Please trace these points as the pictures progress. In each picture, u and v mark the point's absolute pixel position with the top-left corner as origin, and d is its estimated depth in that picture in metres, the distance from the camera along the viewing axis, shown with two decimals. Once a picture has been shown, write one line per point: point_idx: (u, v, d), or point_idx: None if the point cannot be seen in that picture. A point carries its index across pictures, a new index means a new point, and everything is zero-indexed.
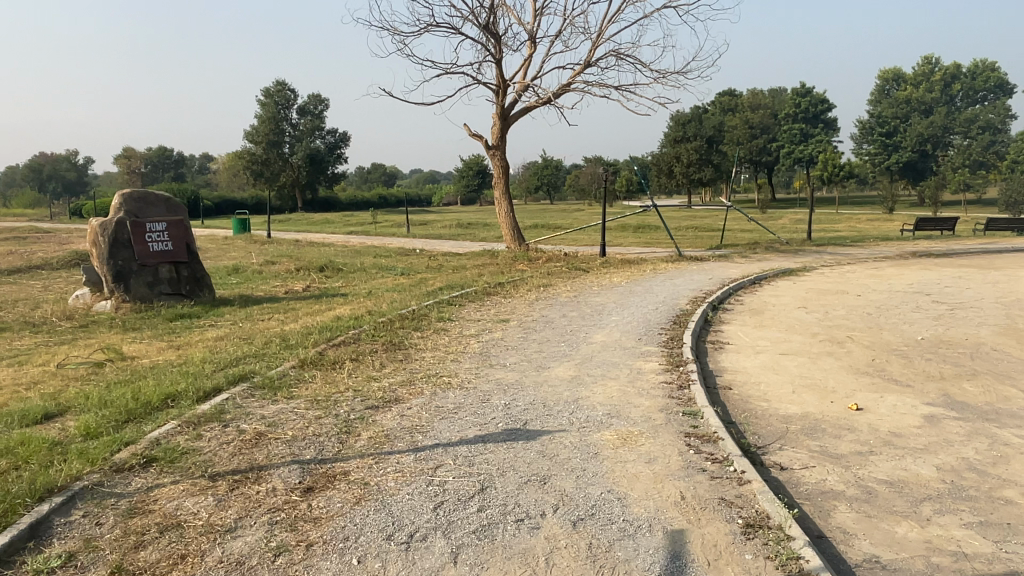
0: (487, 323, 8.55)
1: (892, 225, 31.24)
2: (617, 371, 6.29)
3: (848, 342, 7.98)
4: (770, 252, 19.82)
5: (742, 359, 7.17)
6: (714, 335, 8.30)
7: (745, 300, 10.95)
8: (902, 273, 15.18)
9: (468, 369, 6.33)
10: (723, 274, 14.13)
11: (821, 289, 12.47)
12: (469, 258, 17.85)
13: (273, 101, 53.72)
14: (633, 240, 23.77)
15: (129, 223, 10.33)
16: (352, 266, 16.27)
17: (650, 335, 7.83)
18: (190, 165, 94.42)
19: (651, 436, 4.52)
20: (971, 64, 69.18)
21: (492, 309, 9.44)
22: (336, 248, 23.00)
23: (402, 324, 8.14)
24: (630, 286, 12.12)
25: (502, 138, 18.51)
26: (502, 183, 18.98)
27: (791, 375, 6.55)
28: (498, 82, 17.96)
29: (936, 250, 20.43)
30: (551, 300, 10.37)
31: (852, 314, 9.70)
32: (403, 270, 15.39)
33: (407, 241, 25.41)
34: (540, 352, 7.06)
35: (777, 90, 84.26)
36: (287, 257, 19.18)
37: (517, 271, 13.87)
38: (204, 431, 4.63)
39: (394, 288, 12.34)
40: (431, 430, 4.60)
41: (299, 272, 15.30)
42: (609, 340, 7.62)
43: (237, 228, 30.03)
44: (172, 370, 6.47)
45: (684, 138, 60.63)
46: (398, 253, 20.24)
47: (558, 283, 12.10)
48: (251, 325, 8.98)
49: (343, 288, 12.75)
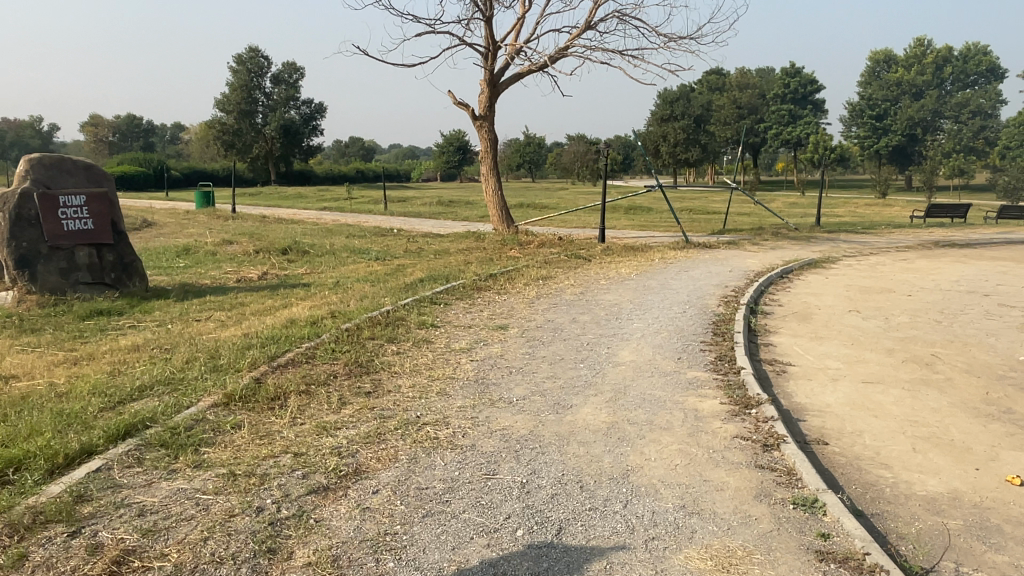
0: (481, 332, 6.73)
1: (895, 211, 29.69)
2: (669, 416, 4.55)
3: (939, 364, 6.31)
4: (779, 239, 18.12)
5: (820, 392, 5.46)
6: (770, 351, 6.58)
7: (782, 300, 9.28)
8: (936, 266, 13.55)
9: (462, 410, 4.55)
10: (744, 266, 12.43)
11: (862, 286, 10.79)
12: (452, 241, 16.03)
13: (246, 68, 51.21)
14: (629, 223, 22.04)
15: (36, 195, 8.38)
16: (321, 248, 14.34)
17: (693, 354, 6.08)
18: (158, 134, 90.95)
19: (768, 564, 2.79)
20: (963, 47, 67.51)
21: (485, 311, 7.68)
22: (306, 226, 20.99)
23: (372, 333, 6.30)
24: (643, 280, 10.34)
25: (490, 106, 16.59)
26: (490, 159, 17.12)
27: (895, 421, 4.87)
28: (487, 44, 16.03)
29: (955, 240, 18.91)
30: (555, 298, 8.59)
31: (919, 322, 8.06)
32: (379, 255, 13.48)
33: (384, 220, 23.44)
34: (555, 381, 5.29)
35: (764, 71, 82.86)
36: (248, 236, 17.17)
37: (510, 259, 12.09)
38: (31, 549, 2.79)
39: (366, 278, 10.45)
40: (409, 549, 2.82)
41: (259, 254, 13.38)
42: (642, 360, 5.87)
43: (199, 201, 27.75)
44: (44, 406, 4.59)
45: (671, 116, 59.05)
46: (373, 233, 18.32)
47: (559, 276, 10.29)
48: (181, 328, 7.11)
49: (307, 276, 10.85)
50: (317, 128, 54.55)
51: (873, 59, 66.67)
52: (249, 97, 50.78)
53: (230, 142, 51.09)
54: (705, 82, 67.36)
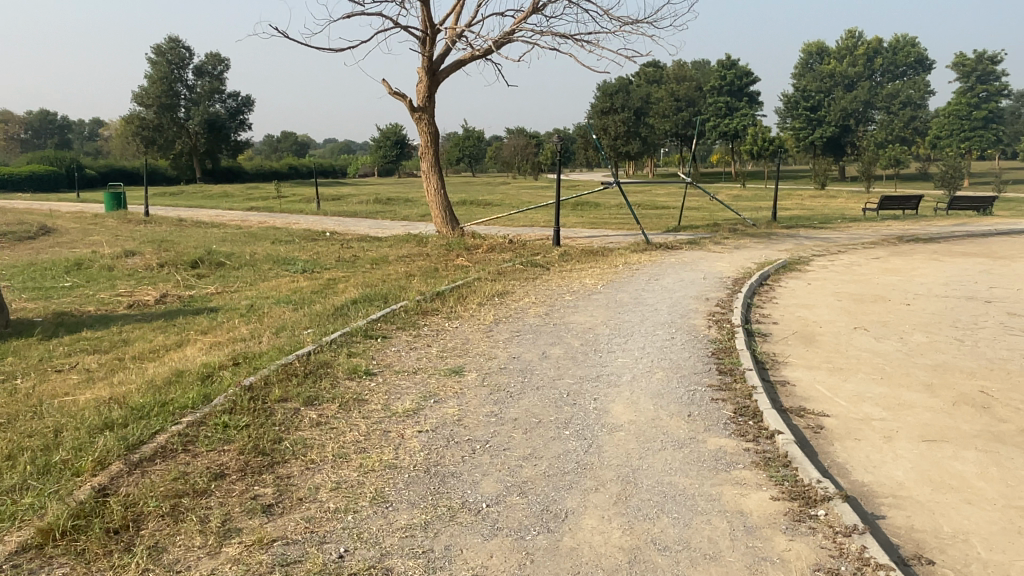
0: (428, 382, 5.22)
1: (843, 203, 29.37)
2: (710, 530, 3.16)
3: (997, 405, 5.13)
4: (739, 237, 17.08)
5: (881, 462, 4.15)
6: (792, 396, 5.26)
7: (775, 316, 8.08)
8: (914, 266, 12.62)
9: (406, 537, 3.04)
10: (717, 271, 11.23)
11: (851, 293, 9.66)
12: (389, 247, 14.45)
13: (165, 59, 48.17)
14: (579, 221, 20.77)
15: None
16: (238, 259, 12.56)
17: (705, 410, 4.69)
18: (72, 129, 85.67)
19: None
20: (891, 40, 68.79)
21: (433, 346, 6.19)
22: (227, 230, 19.00)
23: (284, 394, 4.72)
24: (613, 293, 8.99)
25: (429, 96, 15.00)
26: (431, 154, 15.55)
27: (999, 510, 3.59)
28: (425, 27, 14.46)
29: (917, 233, 18.22)
30: (517, 323, 7.13)
31: (940, 342, 6.95)
32: (307, 266, 11.81)
33: (316, 222, 21.56)
34: (536, 466, 3.83)
35: (700, 63, 83.38)
36: (158, 245, 15.15)
37: (458, 270, 10.61)
38: None
39: (286, 298, 8.80)
40: None
41: (164, 269, 11.54)
42: (644, 423, 4.45)
43: (109, 204, 25.19)
44: None
45: (611, 109, 58.49)
46: (302, 238, 16.55)
47: (517, 291, 8.83)
48: (30, 387, 5.38)
49: (216, 298, 9.13)
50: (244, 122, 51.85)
51: (805, 51, 67.20)
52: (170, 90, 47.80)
53: (151, 138, 47.95)
54: (643, 73, 66.73)
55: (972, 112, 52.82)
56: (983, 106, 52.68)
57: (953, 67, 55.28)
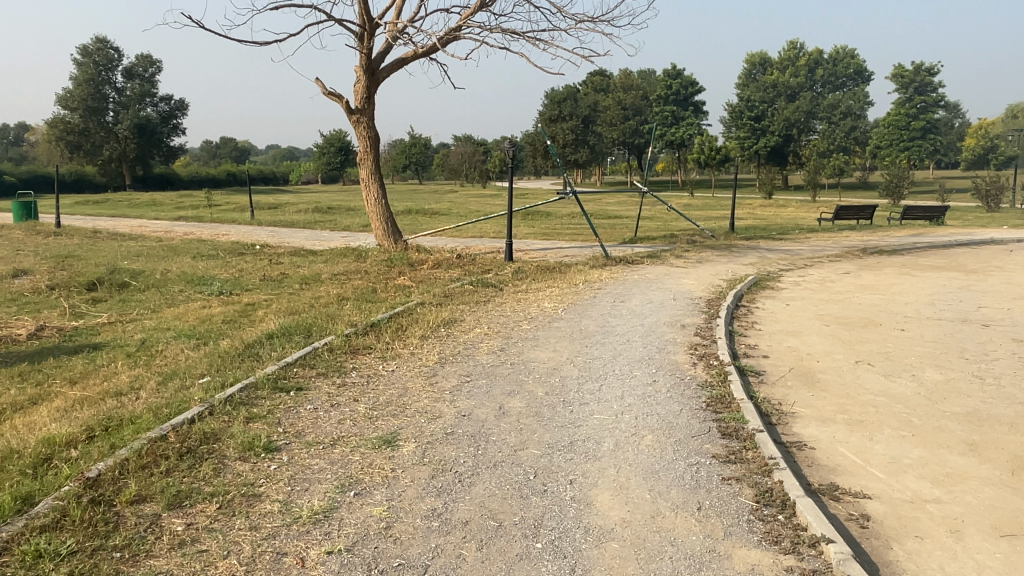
0: (351, 460, 3.94)
1: (796, 212, 28.94)
2: None
3: None
4: (700, 250, 16.17)
5: None
6: (819, 466, 4.16)
7: (765, 347, 7.02)
8: (890, 282, 11.80)
9: None
10: (686, 290, 10.18)
11: (836, 316, 8.72)
12: (323, 262, 13.02)
13: (92, 60, 45.46)
14: (530, 232, 19.62)
15: None
16: (147, 278, 11.00)
17: (718, 499, 3.53)
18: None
19: None
20: (832, 52, 70.07)
21: (359, 401, 4.88)
22: (145, 244, 17.17)
23: (141, 494, 3.37)
24: (577, 321, 7.82)
25: (367, 97, 13.65)
26: (370, 161, 14.18)
27: None
28: (362, 21, 13.11)
29: (878, 245, 17.61)
30: (467, 364, 5.89)
31: (961, 380, 5.96)
32: (225, 286, 10.32)
33: (248, 233, 19.90)
34: None
35: (646, 73, 83.50)
36: (59, 261, 13.40)
37: (397, 292, 9.30)
38: None
39: (190, 330, 7.35)
40: None
41: (56, 293, 9.91)
42: (642, 525, 3.25)
43: (17, 214, 22.96)
44: None
45: (559, 117, 59.32)
46: (228, 252, 14.97)
47: (465, 319, 7.56)
48: None
49: (107, 331, 7.62)
50: (178, 127, 49.51)
51: (749, 61, 67.79)
52: (98, 93, 45.12)
53: (77, 143, 45.10)
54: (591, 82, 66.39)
55: (910, 122, 54.24)
56: (921, 116, 54.04)
57: (892, 78, 56.33)
